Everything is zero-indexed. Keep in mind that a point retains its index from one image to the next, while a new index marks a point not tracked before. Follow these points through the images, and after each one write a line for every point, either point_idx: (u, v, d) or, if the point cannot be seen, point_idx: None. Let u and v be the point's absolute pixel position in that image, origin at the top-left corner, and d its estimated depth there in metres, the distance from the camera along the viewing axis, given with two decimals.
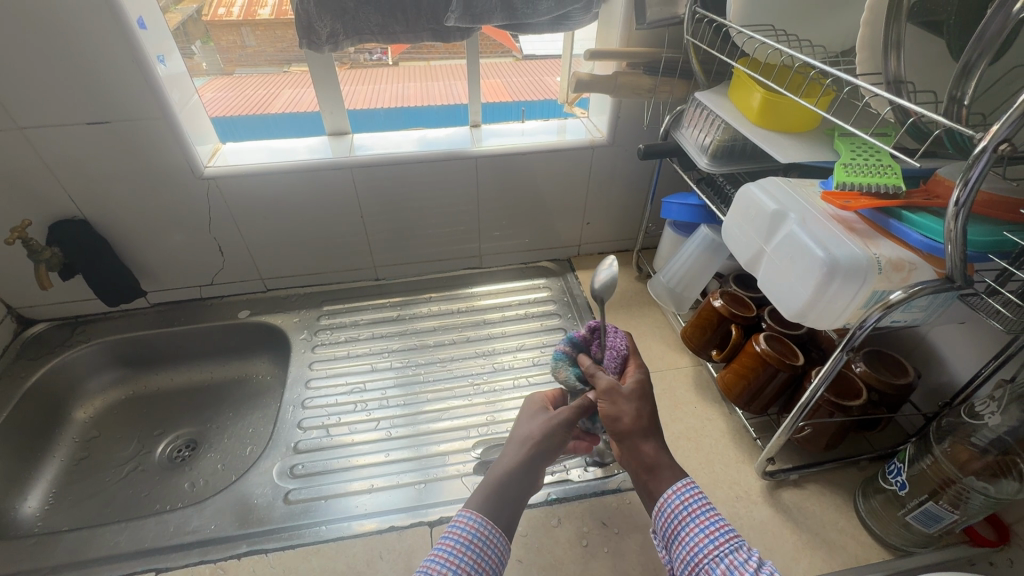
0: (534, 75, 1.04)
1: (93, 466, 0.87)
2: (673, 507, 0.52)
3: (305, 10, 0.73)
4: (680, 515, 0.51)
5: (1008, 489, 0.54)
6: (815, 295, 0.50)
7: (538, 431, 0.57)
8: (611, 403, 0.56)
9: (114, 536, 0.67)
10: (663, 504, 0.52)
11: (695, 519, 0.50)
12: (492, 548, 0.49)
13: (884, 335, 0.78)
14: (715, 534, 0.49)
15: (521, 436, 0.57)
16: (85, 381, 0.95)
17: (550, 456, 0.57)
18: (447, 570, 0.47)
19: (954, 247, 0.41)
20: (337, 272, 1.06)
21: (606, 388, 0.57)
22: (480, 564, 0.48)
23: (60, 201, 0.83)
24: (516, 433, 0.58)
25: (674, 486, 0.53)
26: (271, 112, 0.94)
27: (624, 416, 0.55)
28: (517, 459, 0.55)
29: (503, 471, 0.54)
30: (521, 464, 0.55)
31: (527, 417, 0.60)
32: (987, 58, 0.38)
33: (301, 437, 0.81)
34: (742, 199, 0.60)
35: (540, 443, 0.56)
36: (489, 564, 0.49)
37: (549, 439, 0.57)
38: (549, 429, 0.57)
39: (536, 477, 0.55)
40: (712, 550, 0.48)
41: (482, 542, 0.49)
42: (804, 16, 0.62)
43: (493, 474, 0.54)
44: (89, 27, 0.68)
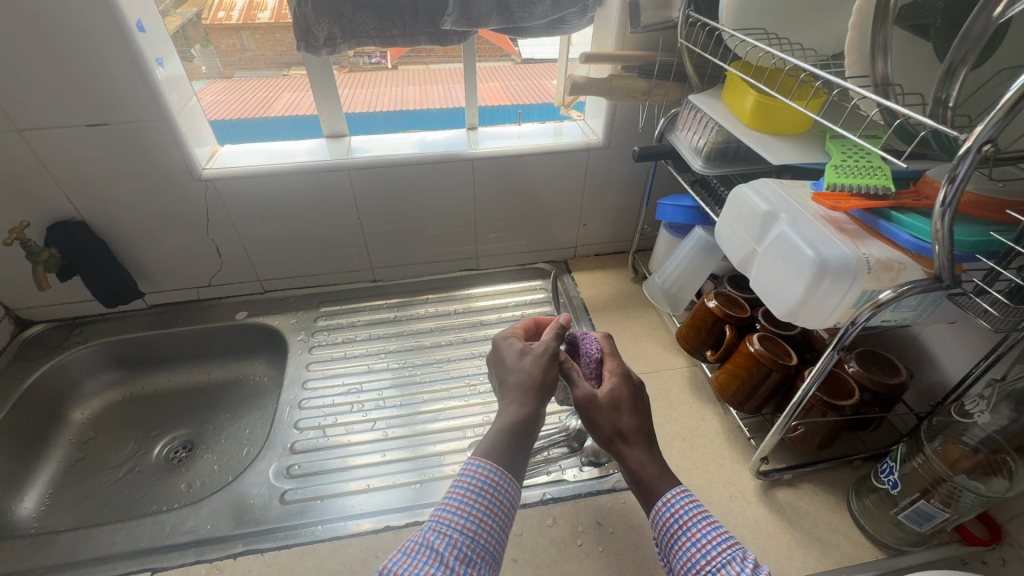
0: (533, 79, 1.05)
1: (90, 467, 0.87)
2: (665, 519, 0.51)
3: (302, 14, 0.74)
4: (671, 527, 0.50)
5: (998, 488, 0.54)
6: (807, 294, 0.51)
7: (539, 374, 0.55)
8: (592, 416, 0.55)
9: (110, 536, 0.68)
10: (653, 515, 0.52)
11: (688, 530, 0.50)
12: (503, 493, 0.48)
13: (877, 335, 0.79)
14: (707, 546, 0.48)
15: (519, 383, 0.54)
16: (82, 382, 0.95)
17: (551, 394, 0.55)
18: (459, 517, 0.46)
19: (941, 246, 0.42)
20: (334, 274, 1.07)
21: (584, 400, 0.55)
22: (492, 511, 0.47)
23: (58, 202, 0.84)
24: (510, 379, 0.55)
25: (662, 498, 0.52)
26: (271, 116, 0.95)
27: (608, 425, 0.54)
28: (520, 408, 0.52)
29: (508, 421, 0.51)
30: (526, 410, 0.52)
31: (517, 359, 0.57)
32: (969, 60, 0.39)
33: (297, 437, 0.81)
34: (734, 200, 0.61)
35: (543, 382, 0.54)
36: (502, 509, 0.48)
37: (550, 377, 0.55)
38: (547, 370, 0.55)
39: (542, 419, 0.53)
40: (705, 565, 0.47)
41: (494, 488, 0.48)
42: (794, 20, 0.63)
43: (499, 424, 0.51)
44: (89, 30, 0.69)
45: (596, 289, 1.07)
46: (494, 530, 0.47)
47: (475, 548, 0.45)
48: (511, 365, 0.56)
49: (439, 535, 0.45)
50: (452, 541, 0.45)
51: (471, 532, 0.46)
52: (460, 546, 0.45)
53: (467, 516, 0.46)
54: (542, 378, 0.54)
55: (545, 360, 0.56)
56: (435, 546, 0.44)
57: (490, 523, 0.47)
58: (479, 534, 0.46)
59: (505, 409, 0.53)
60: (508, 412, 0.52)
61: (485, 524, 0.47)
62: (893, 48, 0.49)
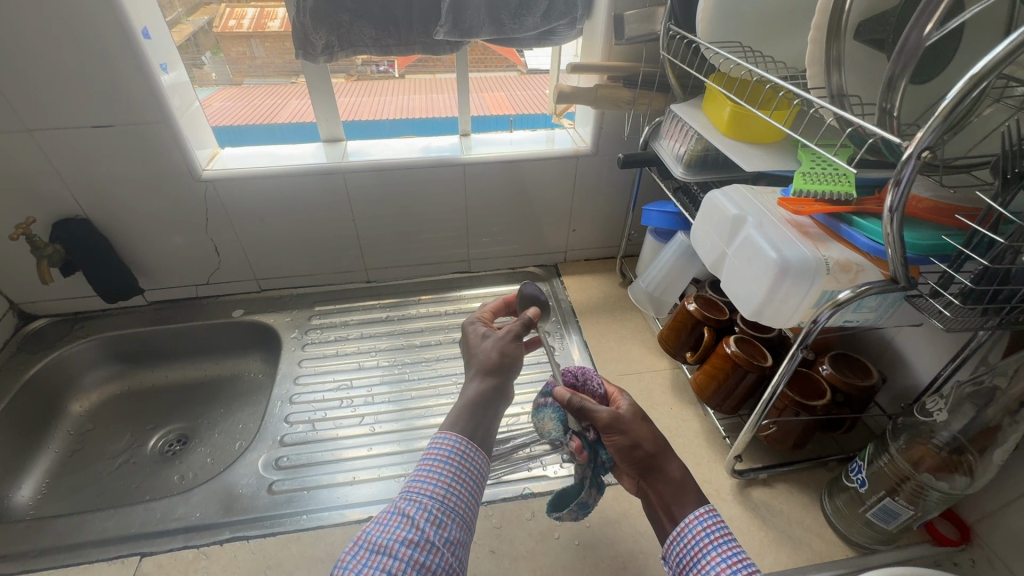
0: (540, 89, 1.06)
1: (86, 458, 0.90)
2: (695, 532, 0.52)
3: (301, 23, 0.77)
4: (700, 542, 0.51)
5: (960, 485, 0.56)
6: (769, 294, 0.53)
7: (499, 352, 0.60)
8: (624, 431, 0.58)
9: (102, 522, 0.70)
10: (683, 530, 0.52)
11: (706, 555, 0.50)
12: (470, 460, 0.52)
13: (853, 339, 0.81)
14: (736, 566, 0.48)
15: (482, 361, 0.59)
16: (81, 375, 0.98)
17: (512, 369, 0.60)
18: (428, 484, 0.49)
19: (893, 249, 0.44)
20: (331, 273, 1.10)
21: (611, 417, 0.59)
22: (461, 476, 0.50)
23: (64, 201, 0.87)
24: (473, 360, 0.60)
25: (696, 512, 0.53)
26: (277, 122, 0.98)
27: (638, 443, 0.58)
28: (484, 383, 0.57)
29: (473, 395, 0.56)
30: (489, 385, 0.57)
31: (477, 341, 0.62)
32: (907, 72, 0.42)
33: (287, 430, 0.84)
34: (707, 204, 0.63)
35: (501, 362, 0.59)
36: (470, 476, 0.51)
37: (509, 358, 0.60)
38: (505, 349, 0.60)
39: (504, 391, 0.58)
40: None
41: (460, 457, 0.51)
42: (766, 33, 0.66)
43: (463, 399, 0.55)
44: (98, 36, 0.72)
45: (584, 293, 1.09)
46: (462, 494, 0.50)
47: (444, 511, 0.48)
48: (476, 347, 0.62)
49: (411, 502, 0.48)
50: (422, 505, 0.47)
51: (440, 496, 0.49)
52: (429, 509, 0.47)
53: (436, 483, 0.49)
54: (499, 358, 0.59)
55: (505, 342, 0.61)
56: (407, 511, 0.47)
57: (458, 487, 0.50)
58: (447, 498, 0.49)
59: (469, 383, 0.57)
60: (473, 386, 0.57)
61: (454, 489, 0.50)
62: (850, 61, 0.52)
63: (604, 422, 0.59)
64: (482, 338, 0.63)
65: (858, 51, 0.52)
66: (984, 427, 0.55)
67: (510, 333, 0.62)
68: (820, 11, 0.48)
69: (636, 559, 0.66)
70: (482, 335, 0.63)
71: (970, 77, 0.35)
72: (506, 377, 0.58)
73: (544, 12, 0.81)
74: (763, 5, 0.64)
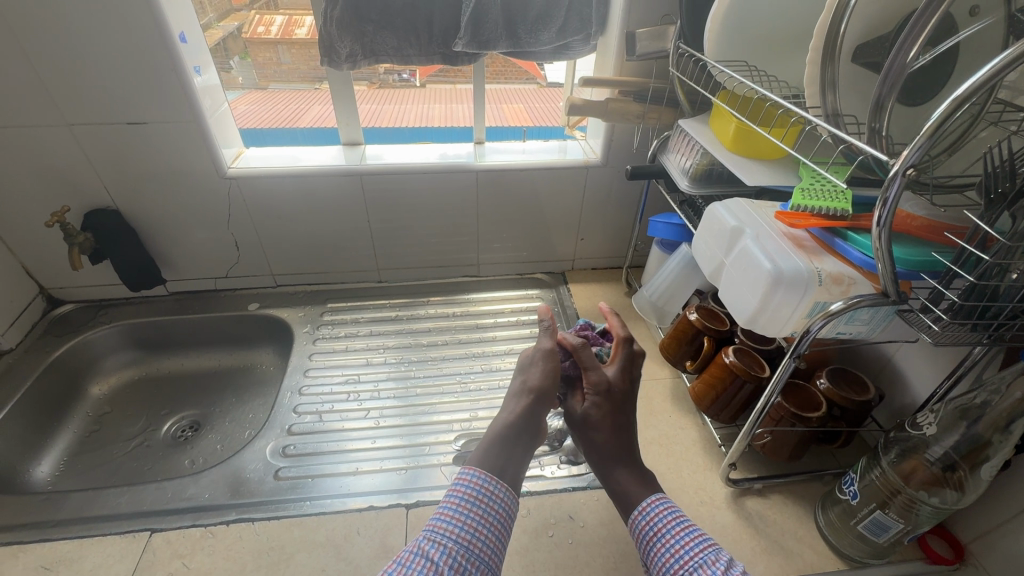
0: (557, 102, 1.09)
1: (102, 439, 0.93)
2: (649, 520, 0.56)
3: (327, 32, 0.81)
4: (646, 534, 0.55)
5: (950, 499, 0.57)
6: (763, 302, 0.55)
7: (540, 383, 0.61)
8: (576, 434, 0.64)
9: (116, 497, 0.73)
10: (641, 513, 0.57)
11: (662, 535, 0.54)
12: (497, 501, 0.52)
13: (853, 355, 0.82)
14: (679, 552, 0.52)
15: (517, 389, 0.62)
16: (102, 359, 1.02)
17: (547, 405, 0.61)
18: (453, 527, 0.50)
19: (884, 264, 0.45)
20: (344, 272, 1.13)
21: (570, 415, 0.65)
22: (487, 520, 0.51)
23: (97, 192, 0.92)
24: (513, 387, 0.63)
25: (639, 506, 0.57)
26: (299, 126, 1.03)
27: (603, 433, 0.62)
28: (513, 415, 0.59)
29: (502, 427, 0.58)
30: (516, 419, 0.59)
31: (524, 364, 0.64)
32: (894, 94, 0.45)
33: (295, 420, 0.87)
34: (709, 217, 0.65)
35: (540, 389, 0.61)
36: (497, 518, 0.52)
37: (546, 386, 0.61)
38: (547, 377, 0.62)
39: (536, 429, 0.60)
40: (677, 566, 0.52)
41: (487, 498, 0.52)
42: (771, 54, 0.68)
43: (493, 430, 0.58)
44: (139, 39, 0.77)
45: (590, 301, 1.11)
46: (489, 539, 0.50)
47: (469, 557, 0.48)
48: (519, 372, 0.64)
49: (435, 545, 0.48)
50: (447, 550, 0.48)
51: (465, 540, 0.49)
52: (454, 554, 0.48)
53: (462, 526, 0.50)
54: (533, 391, 0.61)
55: (545, 367, 0.62)
56: (430, 555, 0.47)
57: (485, 532, 0.50)
58: (473, 543, 0.49)
59: (505, 413, 0.60)
60: (504, 416, 0.60)
61: (480, 533, 0.50)
62: (847, 81, 0.54)
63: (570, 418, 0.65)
64: (528, 360, 0.64)
65: (855, 72, 0.54)
66: (974, 443, 0.55)
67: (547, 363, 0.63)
68: (816, 34, 0.51)
69: (629, 561, 0.67)
70: (527, 358, 0.65)
71: (954, 100, 0.37)
72: (536, 411, 0.60)
73: (560, 27, 0.85)
74: (769, 26, 0.66)
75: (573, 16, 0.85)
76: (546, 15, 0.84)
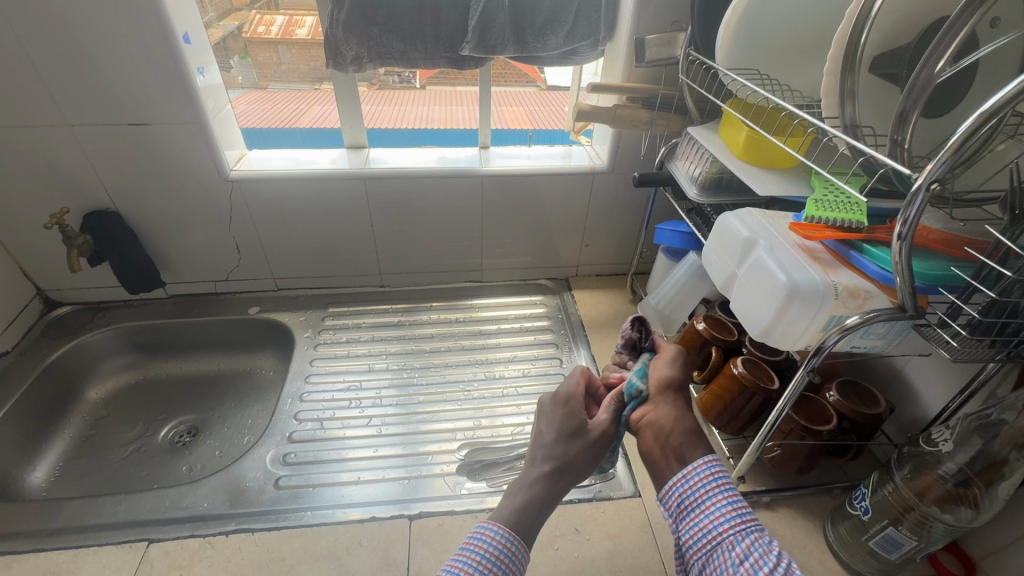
0: (558, 105, 1.09)
1: (98, 444, 0.91)
2: (702, 473, 0.49)
3: (333, 35, 0.80)
4: (707, 481, 0.48)
5: (964, 518, 0.56)
6: (777, 316, 0.55)
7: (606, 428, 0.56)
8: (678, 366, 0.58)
9: (112, 506, 0.72)
10: (690, 470, 0.49)
11: (713, 494, 0.48)
12: (514, 562, 0.48)
13: (862, 367, 0.81)
14: (742, 508, 0.46)
15: (554, 460, 0.53)
16: (100, 362, 1.01)
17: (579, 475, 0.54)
18: None
19: (903, 278, 0.45)
20: (345, 276, 1.12)
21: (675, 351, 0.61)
22: None
23: (96, 194, 0.91)
24: (548, 448, 0.54)
25: (706, 456, 0.50)
26: (299, 127, 1.02)
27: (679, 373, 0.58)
28: (544, 483, 0.53)
29: (531, 495, 0.52)
30: (546, 489, 0.52)
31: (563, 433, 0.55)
32: (918, 106, 0.44)
33: (296, 428, 0.85)
34: (720, 226, 0.65)
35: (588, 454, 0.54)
36: None
37: (584, 459, 0.54)
38: (586, 450, 0.54)
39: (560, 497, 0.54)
40: (739, 522, 0.45)
41: (507, 560, 0.48)
42: (782, 64, 0.68)
43: (521, 498, 0.52)
44: (141, 39, 0.76)
45: (594, 308, 1.10)
46: None
47: None
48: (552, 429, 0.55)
49: None
50: None
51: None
52: None
53: None
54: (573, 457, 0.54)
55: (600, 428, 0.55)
56: None
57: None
58: None
59: (532, 483, 0.53)
60: (536, 477, 0.53)
61: None
62: (863, 93, 0.54)
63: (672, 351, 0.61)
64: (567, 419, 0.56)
65: (872, 84, 0.54)
66: (991, 461, 0.54)
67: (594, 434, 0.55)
68: (835, 44, 0.50)
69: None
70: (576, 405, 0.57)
71: (979, 114, 0.36)
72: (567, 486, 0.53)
73: (567, 32, 0.85)
74: (783, 34, 0.66)
75: (581, 21, 0.84)
76: (554, 20, 0.83)
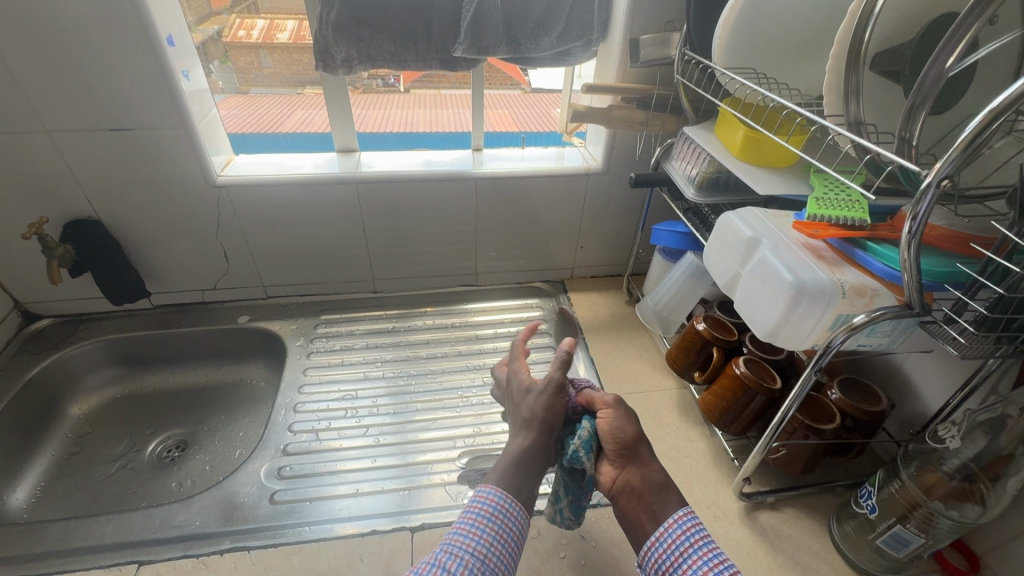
0: (541, 108, 1.11)
1: (83, 462, 0.88)
2: (675, 536, 0.54)
3: (322, 36, 0.78)
4: (681, 545, 0.53)
5: (971, 514, 0.56)
6: (785, 316, 0.54)
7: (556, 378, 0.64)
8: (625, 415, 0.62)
9: (100, 527, 0.69)
10: (663, 535, 0.54)
11: (688, 557, 0.52)
12: (511, 517, 0.53)
13: (861, 364, 0.81)
14: (718, 567, 0.50)
15: (525, 418, 0.62)
16: (83, 377, 0.97)
17: (555, 431, 0.62)
18: (470, 540, 0.50)
19: (910, 275, 0.44)
20: (337, 283, 1.10)
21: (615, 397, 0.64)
22: (502, 535, 0.52)
23: (77, 202, 0.87)
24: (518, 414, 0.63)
25: (676, 515, 0.55)
26: (281, 133, 0.99)
27: (632, 426, 0.61)
28: (526, 440, 0.60)
29: (517, 452, 0.59)
30: (530, 441, 0.60)
31: (520, 397, 0.65)
32: (927, 103, 0.44)
33: (291, 440, 0.83)
34: (722, 226, 0.64)
35: (545, 418, 0.61)
36: (511, 535, 0.53)
37: (553, 414, 0.62)
38: (552, 408, 0.62)
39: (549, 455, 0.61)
40: None
41: (503, 515, 0.53)
42: (779, 63, 0.68)
43: (508, 454, 0.59)
44: (125, 42, 0.73)
45: (591, 310, 1.10)
46: (503, 553, 0.51)
47: (484, 570, 0.49)
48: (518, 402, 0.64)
49: (452, 556, 0.49)
50: (463, 561, 0.48)
51: (482, 554, 0.50)
52: (470, 566, 0.48)
53: (478, 540, 0.51)
54: (542, 416, 0.61)
55: (547, 395, 0.63)
56: (447, 566, 0.48)
57: (500, 547, 0.51)
58: (488, 558, 0.50)
59: (513, 443, 0.60)
60: (516, 442, 0.60)
61: (495, 548, 0.51)
62: (866, 90, 0.54)
63: (610, 401, 0.63)
64: (525, 393, 0.65)
65: (874, 81, 0.54)
66: (997, 456, 0.54)
67: (551, 385, 0.63)
68: (838, 41, 0.50)
69: None
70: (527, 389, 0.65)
71: (989, 111, 0.36)
72: (548, 434, 0.61)
73: (560, 33, 0.84)
74: (781, 31, 0.65)
75: (574, 22, 0.83)
76: (547, 20, 0.82)
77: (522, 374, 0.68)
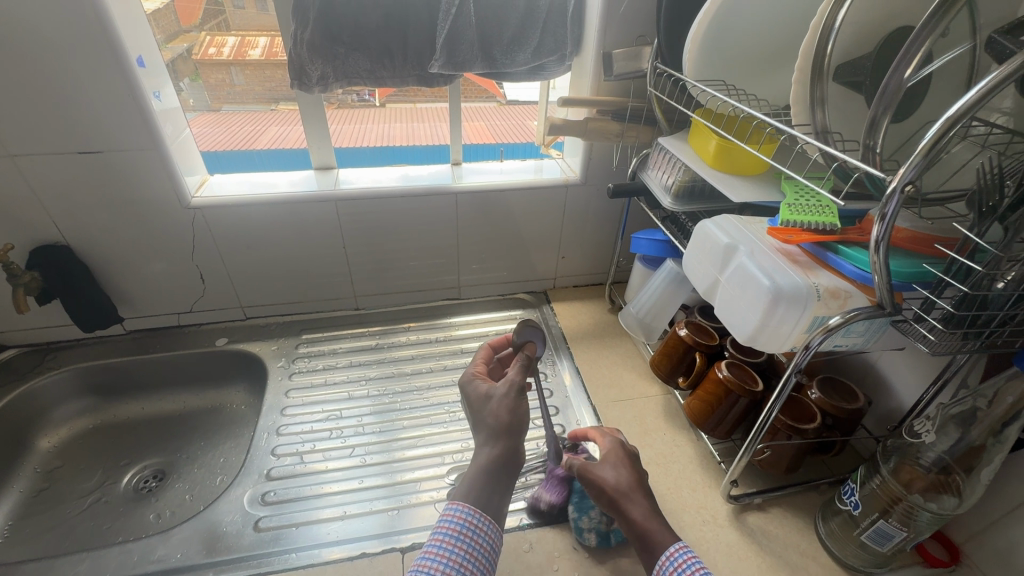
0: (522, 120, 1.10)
1: (54, 498, 0.84)
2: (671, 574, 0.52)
3: (297, 54, 0.78)
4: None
5: (948, 505, 0.58)
6: (763, 321, 0.55)
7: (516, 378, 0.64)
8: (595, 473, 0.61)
9: (74, 566, 0.66)
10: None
11: None
12: (480, 534, 0.53)
13: (838, 363, 0.83)
14: None
15: (490, 425, 0.60)
16: (52, 409, 0.93)
17: (523, 433, 0.60)
18: (438, 562, 0.50)
19: (880, 277, 0.46)
20: (317, 300, 1.08)
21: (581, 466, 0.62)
22: (472, 553, 0.52)
23: (44, 227, 0.85)
24: (483, 421, 0.60)
25: (667, 552, 0.53)
26: (256, 148, 0.97)
27: (606, 479, 0.60)
28: (494, 450, 0.58)
29: (484, 464, 0.57)
30: (498, 451, 0.58)
31: (480, 404, 0.63)
32: (888, 113, 0.46)
33: (274, 464, 0.81)
34: (699, 233, 0.66)
35: (509, 423, 0.60)
36: (481, 552, 0.52)
37: (517, 416, 0.61)
38: (514, 412, 0.60)
39: (516, 462, 0.59)
40: None
41: (471, 531, 0.53)
42: (746, 75, 0.70)
43: (475, 467, 0.57)
44: (93, 65, 0.72)
45: (574, 319, 1.10)
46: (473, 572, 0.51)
47: None
48: (481, 408, 0.62)
49: None
50: None
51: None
52: None
53: (446, 561, 0.50)
54: (508, 420, 0.60)
55: (510, 399, 0.62)
56: None
57: (470, 565, 0.51)
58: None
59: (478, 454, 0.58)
60: (484, 454, 0.58)
61: (465, 567, 0.51)
62: (831, 99, 0.56)
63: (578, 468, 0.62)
64: (487, 398, 0.63)
65: (837, 91, 0.56)
66: (970, 448, 0.56)
67: (512, 388, 0.62)
68: (802, 54, 0.52)
69: None
70: (485, 395, 0.64)
71: (945, 119, 0.38)
72: (515, 440, 0.59)
73: (534, 49, 0.85)
74: (746, 45, 0.68)
75: (548, 37, 0.85)
76: (521, 36, 0.84)
77: (476, 380, 0.66)
